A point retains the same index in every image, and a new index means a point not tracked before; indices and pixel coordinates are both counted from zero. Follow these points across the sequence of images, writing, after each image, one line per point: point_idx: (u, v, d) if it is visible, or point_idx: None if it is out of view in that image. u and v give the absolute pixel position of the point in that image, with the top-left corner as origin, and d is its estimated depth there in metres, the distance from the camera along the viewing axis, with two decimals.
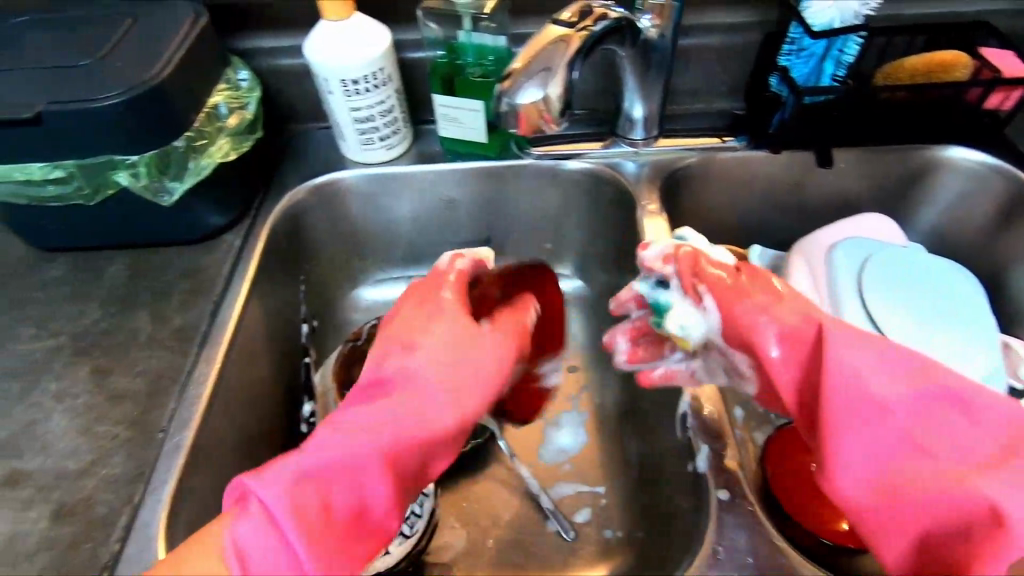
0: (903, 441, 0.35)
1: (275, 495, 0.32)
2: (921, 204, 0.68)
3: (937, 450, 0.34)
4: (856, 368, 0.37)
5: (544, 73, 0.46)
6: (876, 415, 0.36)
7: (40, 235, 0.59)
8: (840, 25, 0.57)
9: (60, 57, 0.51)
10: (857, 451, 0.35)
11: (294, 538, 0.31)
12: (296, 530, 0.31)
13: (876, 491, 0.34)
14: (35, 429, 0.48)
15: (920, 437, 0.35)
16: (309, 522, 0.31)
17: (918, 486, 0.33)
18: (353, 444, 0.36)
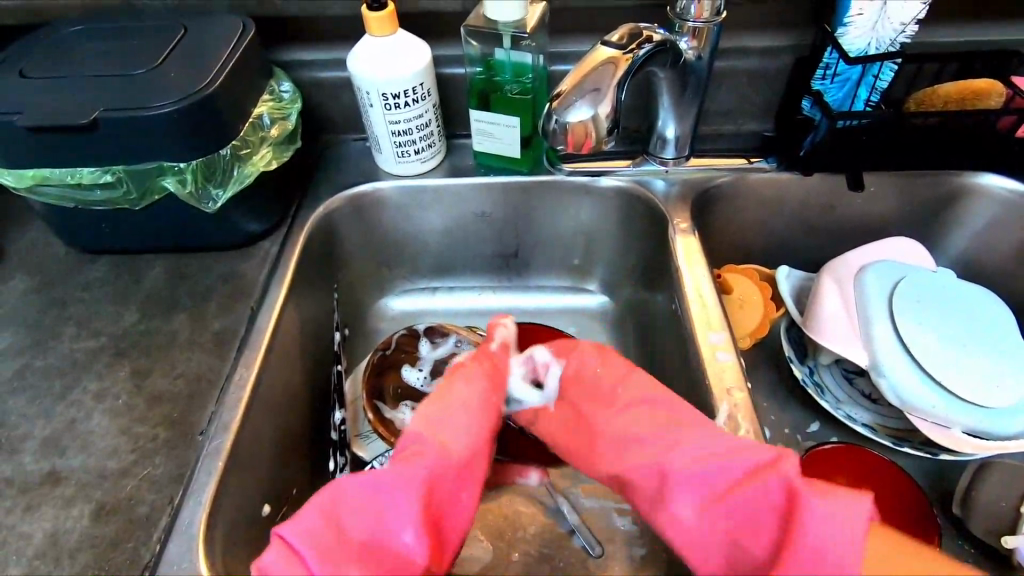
0: (718, 505, 0.38)
1: (302, 537, 0.34)
2: (949, 230, 0.69)
3: (733, 509, 0.37)
4: (693, 449, 0.41)
5: (594, 93, 0.47)
6: (686, 481, 0.40)
7: (83, 237, 0.60)
8: (875, 51, 0.58)
9: (115, 66, 0.53)
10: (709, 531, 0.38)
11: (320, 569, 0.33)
12: (317, 560, 0.33)
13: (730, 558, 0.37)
14: (76, 428, 0.48)
15: (723, 495, 0.38)
16: (336, 558, 0.34)
17: (748, 546, 0.36)
18: (377, 496, 0.37)
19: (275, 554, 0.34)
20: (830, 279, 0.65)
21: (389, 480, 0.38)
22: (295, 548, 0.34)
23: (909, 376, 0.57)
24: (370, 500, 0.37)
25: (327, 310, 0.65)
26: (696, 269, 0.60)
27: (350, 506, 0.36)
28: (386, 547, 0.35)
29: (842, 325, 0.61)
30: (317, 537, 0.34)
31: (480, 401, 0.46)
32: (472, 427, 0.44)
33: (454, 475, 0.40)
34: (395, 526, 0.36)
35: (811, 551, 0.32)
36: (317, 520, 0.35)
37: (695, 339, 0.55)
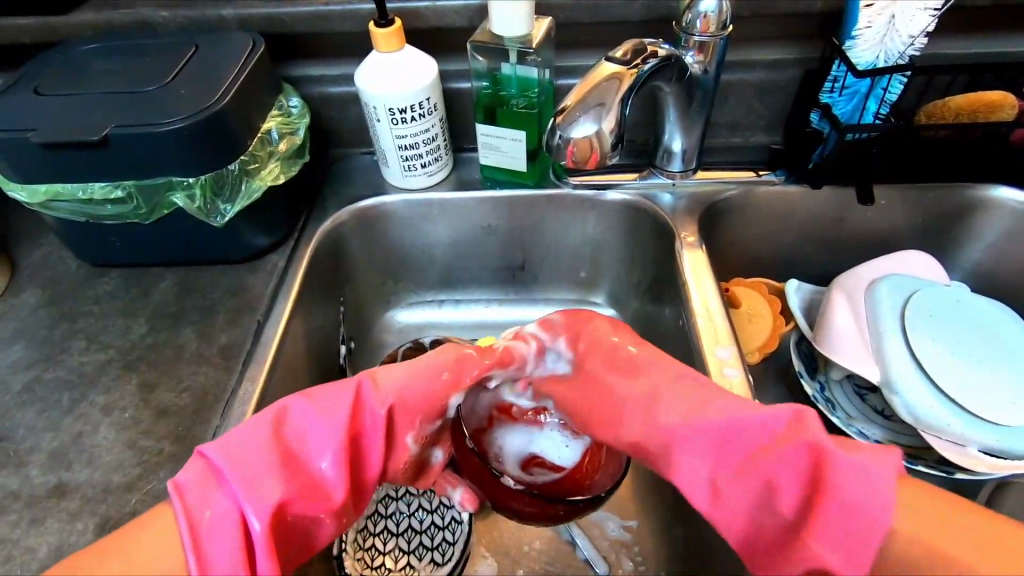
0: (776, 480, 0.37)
1: (219, 456, 0.36)
2: (963, 242, 0.68)
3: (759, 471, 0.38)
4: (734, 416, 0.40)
5: (598, 108, 0.47)
6: (698, 443, 0.41)
7: (94, 251, 0.61)
8: (884, 64, 0.57)
9: (127, 83, 0.54)
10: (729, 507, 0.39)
11: (234, 488, 0.35)
12: (235, 480, 0.35)
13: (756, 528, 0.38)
14: (84, 441, 0.49)
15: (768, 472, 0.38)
16: (250, 477, 0.36)
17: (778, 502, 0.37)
18: (304, 429, 0.40)
19: (193, 472, 0.36)
20: (840, 293, 0.64)
21: (318, 416, 0.40)
22: (211, 461, 0.36)
23: (922, 392, 0.55)
24: (298, 426, 0.40)
25: (333, 322, 0.65)
26: (704, 284, 0.59)
27: (276, 435, 0.39)
28: (301, 461, 0.39)
29: (852, 339, 0.60)
30: (234, 453, 0.37)
31: (430, 366, 0.45)
32: (409, 385, 0.44)
33: (378, 414, 0.42)
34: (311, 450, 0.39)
35: (835, 518, 0.34)
36: (239, 441, 0.38)
37: (702, 354, 0.54)
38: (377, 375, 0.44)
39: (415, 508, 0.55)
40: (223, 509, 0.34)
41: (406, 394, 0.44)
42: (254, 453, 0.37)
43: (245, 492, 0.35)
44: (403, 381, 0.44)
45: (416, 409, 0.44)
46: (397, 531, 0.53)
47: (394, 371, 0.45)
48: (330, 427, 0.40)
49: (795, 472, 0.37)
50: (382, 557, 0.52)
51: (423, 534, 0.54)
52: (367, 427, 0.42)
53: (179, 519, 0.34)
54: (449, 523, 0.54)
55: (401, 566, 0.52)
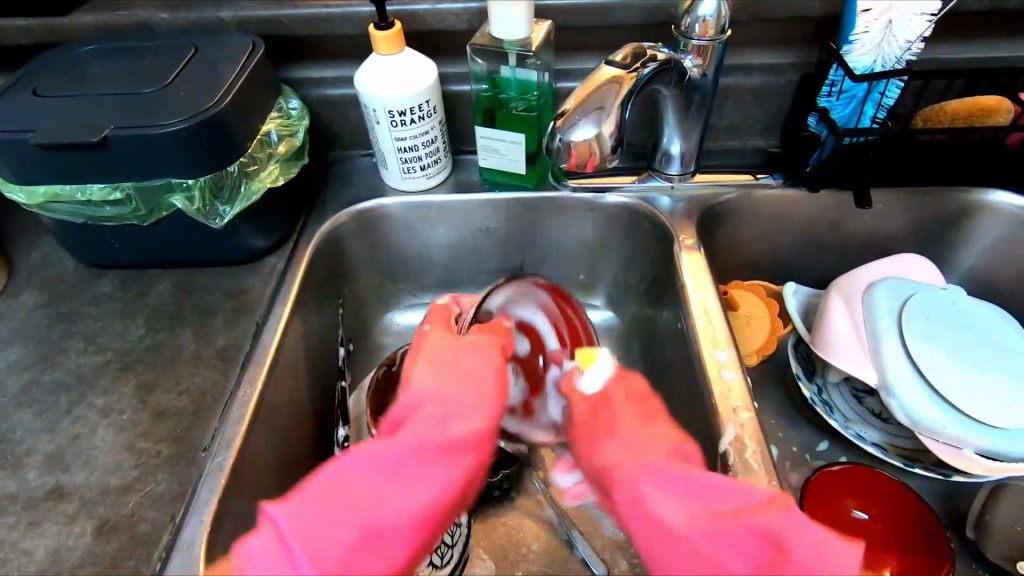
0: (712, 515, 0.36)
1: (287, 524, 0.34)
2: (959, 246, 0.68)
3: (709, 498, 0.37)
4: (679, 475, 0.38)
5: (598, 112, 0.48)
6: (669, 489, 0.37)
7: (92, 252, 0.60)
8: (881, 69, 0.58)
9: (126, 85, 0.54)
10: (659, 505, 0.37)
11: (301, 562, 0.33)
12: (301, 552, 0.33)
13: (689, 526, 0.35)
14: (81, 443, 0.49)
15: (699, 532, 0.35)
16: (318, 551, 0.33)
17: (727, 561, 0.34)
18: (370, 484, 0.36)
19: (262, 539, 0.34)
20: (837, 296, 0.64)
21: (388, 458, 0.37)
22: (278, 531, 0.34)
23: (919, 395, 0.56)
24: (382, 474, 0.36)
25: (331, 324, 0.65)
26: (702, 287, 0.60)
27: (329, 489, 0.36)
28: (377, 537, 0.35)
29: (850, 342, 0.60)
30: (301, 521, 0.34)
31: (493, 378, 0.43)
32: (467, 388, 0.41)
33: (446, 464, 0.38)
34: (387, 519, 0.35)
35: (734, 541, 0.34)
36: (305, 514, 0.34)
37: (700, 357, 0.54)
38: (444, 387, 0.41)
39: None
40: None
41: (477, 425, 0.40)
42: (333, 523, 0.34)
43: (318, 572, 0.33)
44: (459, 394, 0.41)
45: (491, 426, 0.41)
46: None
47: (456, 390, 0.41)
48: (400, 471, 0.37)
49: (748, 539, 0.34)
50: None
51: None
52: (448, 450, 0.38)
53: None
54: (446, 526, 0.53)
55: None
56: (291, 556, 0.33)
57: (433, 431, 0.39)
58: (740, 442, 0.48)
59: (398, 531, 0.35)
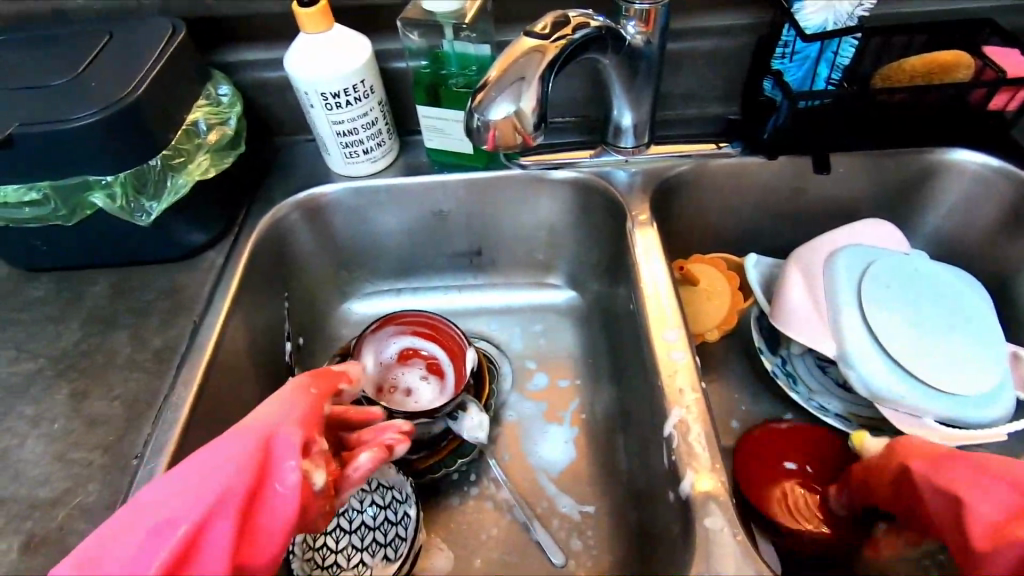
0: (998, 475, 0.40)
1: (81, 553, 0.34)
2: (924, 208, 0.66)
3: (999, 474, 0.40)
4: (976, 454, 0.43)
5: (516, 85, 0.45)
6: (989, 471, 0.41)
7: (20, 255, 0.58)
8: (834, 27, 0.55)
9: (35, 78, 0.51)
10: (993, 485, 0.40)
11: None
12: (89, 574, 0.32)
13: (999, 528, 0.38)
14: (10, 456, 0.47)
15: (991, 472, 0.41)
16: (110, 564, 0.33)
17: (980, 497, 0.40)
18: (156, 504, 0.35)
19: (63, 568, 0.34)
20: (797, 266, 0.62)
21: (177, 472, 0.37)
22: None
23: (877, 365, 0.55)
24: (177, 485, 0.36)
25: (280, 318, 0.63)
26: (654, 262, 0.58)
27: (139, 510, 0.35)
28: (169, 533, 0.33)
29: (808, 314, 0.59)
30: (87, 558, 0.33)
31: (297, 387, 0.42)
32: (288, 408, 0.40)
33: (233, 441, 0.38)
34: (168, 518, 0.34)
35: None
36: (114, 528, 0.35)
37: (650, 337, 0.53)
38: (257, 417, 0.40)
39: (368, 505, 0.53)
40: None
41: (282, 424, 0.39)
42: (131, 532, 0.34)
43: None
44: (272, 416, 0.40)
45: (311, 422, 0.40)
46: (350, 529, 0.52)
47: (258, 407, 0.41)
48: (184, 471, 0.37)
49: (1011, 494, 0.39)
50: (334, 557, 0.51)
51: (376, 531, 0.52)
52: (250, 459, 0.37)
53: None
54: (400, 518, 0.53)
55: (353, 564, 0.51)
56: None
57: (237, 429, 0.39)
58: (686, 424, 0.47)
59: (214, 508, 0.35)
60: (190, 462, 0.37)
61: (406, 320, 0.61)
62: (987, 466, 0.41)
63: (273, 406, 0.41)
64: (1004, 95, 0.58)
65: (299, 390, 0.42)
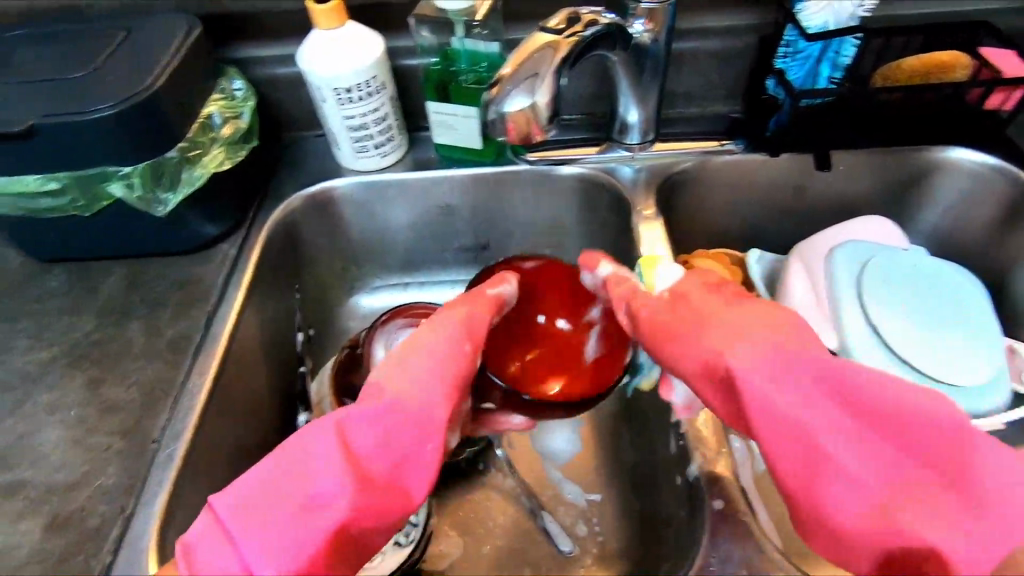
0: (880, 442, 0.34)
1: (222, 506, 0.33)
2: (922, 205, 0.68)
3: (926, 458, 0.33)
4: (779, 404, 0.35)
5: (531, 80, 0.46)
6: (869, 445, 0.34)
7: (36, 246, 0.59)
8: (835, 27, 0.56)
9: (55, 70, 0.52)
10: (857, 461, 0.34)
11: (240, 545, 0.31)
12: (243, 538, 0.31)
13: (878, 506, 0.33)
14: (29, 441, 0.48)
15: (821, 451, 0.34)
16: (258, 526, 0.32)
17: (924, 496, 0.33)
18: (315, 456, 0.34)
19: (203, 523, 0.32)
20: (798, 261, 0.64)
21: (339, 419, 0.36)
22: (219, 521, 0.32)
23: (877, 356, 0.56)
24: (326, 455, 0.34)
25: (291, 311, 0.64)
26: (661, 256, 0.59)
27: (270, 475, 0.34)
28: (322, 512, 0.33)
29: (810, 307, 0.60)
30: (250, 510, 0.32)
31: (451, 342, 0.43)
32: (436, 375, 0.41)
33: (392, 412, 0.38)
34: (324, 495, 0.33)
35: (1001, 472, 0.33)
36: (253, 487, 0.33)
37: None
38: (393, 378, 0.40)
39: None
40: (226, 565, 0.31)
41: (430, 391, 0.40)
42: (272, 498, 0.33)
43: (252, 549, 0.31)
44: (424, 385, 0.40)
45: (455, 383, 0.41)
46: None
47: (410, 364, 0.41)
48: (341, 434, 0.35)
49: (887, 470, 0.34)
50: None
51: None
52: (397, 426, 0.37)
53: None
54: None
55: None
56: (229, 534, 0.32)
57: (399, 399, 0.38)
58: (693, 411, 0.48)
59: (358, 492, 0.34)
60: (346, 424, 0.36)
61: (416, 312, 0.62)
62: (902, 426, 0.34)
63: (429, 359, 0.41)
64: (1000, 94, 0.59)
65: (453, 326, 0.44)
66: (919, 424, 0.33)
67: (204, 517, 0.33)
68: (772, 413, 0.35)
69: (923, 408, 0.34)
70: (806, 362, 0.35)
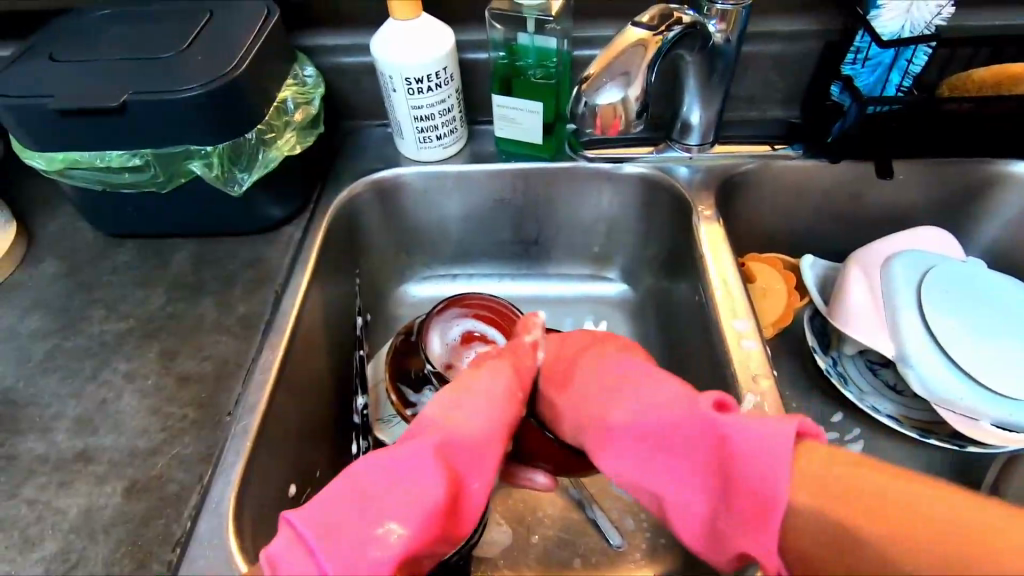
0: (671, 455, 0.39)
1: (304, 524, 0.33)
2: (981, 218, 0.67)
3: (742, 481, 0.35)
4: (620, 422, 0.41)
5: (624, 76, 0.47)
6: (632, 447, 0.40)
7: (110, 220, 0.61)
8: (910, 34, 0.56)
9: (143, 50, 0.53)
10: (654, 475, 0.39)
11: (325, 559, 0.32)
12: (325, 551, 0.32)
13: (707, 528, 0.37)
14: (108, 407, 0.49)
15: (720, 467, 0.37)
16: (344, 548, 0.32)
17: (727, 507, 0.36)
18: (397, 474, 0.36)
19: (285, 539, 0.33)
20: (855, 268, 0.64)
21: (422, 447, 0.38)
22: (299, 535, 0.33)
23: (937, 366, 0.56)
24: (390, 476, 0.36)
25: (348, 295, 0.65)
26: (721, 257, 0.59)
27: (354, 489, 0.35)
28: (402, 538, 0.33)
29: (868, 315, 0.60)
30: (329, 527, 0.33)
31: (502, 389, 0.45)
32: (487, 411, 0.43)
33: (462, 448, 0.39)
34: (395, 518, 0.34)
35: (752, 479, 0.35)
36: (336, 509, 0.34)
37: (719, 327, 0.55)
38: (454, 418, 0.41)
39: None
40: None
41: (488, 427, 0.42)
42: (353, 514, 0.34)
43: (337, 566, 0.32)
44: (478, 414, 0.42)
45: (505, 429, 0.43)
46: None
47: (471, 401, 0.43)
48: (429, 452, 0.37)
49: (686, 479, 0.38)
50: None
51: None
52: (463, 453, 0.39)
53: None
54: None
55: None
56: (314, 554, 0.32)
57: (454, 433, 0.40)
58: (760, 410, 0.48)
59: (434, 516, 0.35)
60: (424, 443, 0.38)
61: (470, 302, 0.63)
62: (674, 440, 0.39)
63: (482, 401, 0.43)
64: None
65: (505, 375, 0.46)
66: (672, 426, 0.39)
67: (284, 533, 0.33)
68: (622, 431, 0.41)
69: (664, 417, 0.39)
70: (654, 391, 0.41)
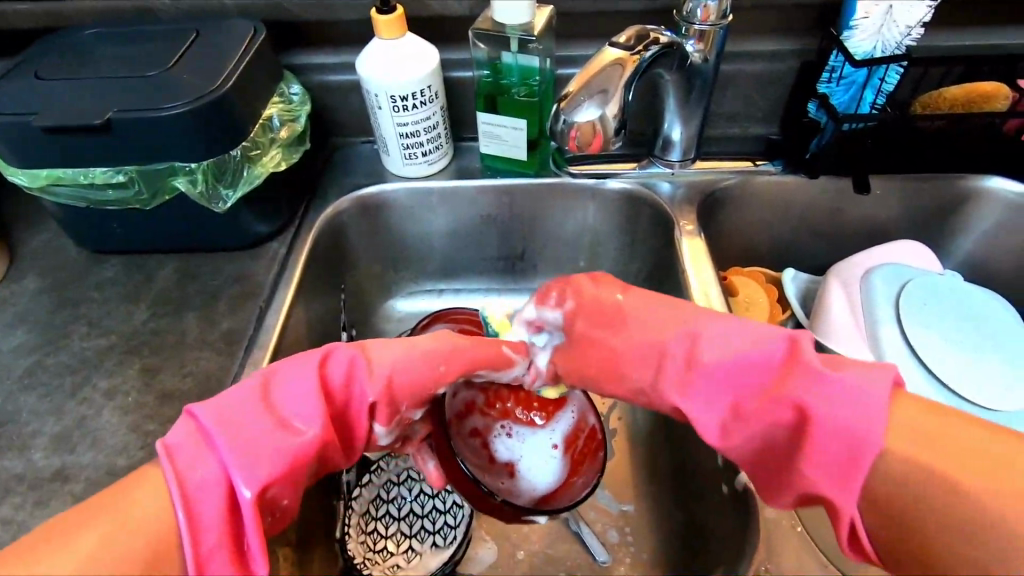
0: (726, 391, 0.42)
1: (207, 417, 0.36)
2: (958, 232, 0.69)
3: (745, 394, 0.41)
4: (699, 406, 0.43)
5: (602, 94, 0.48)
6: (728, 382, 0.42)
7: (95, 236, 0.60)
8: (882, 55, 0.58)
9: (129, 68, 0.54)
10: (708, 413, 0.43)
11: (223, 448, 0.35)
12: (223, 441, 0.35)
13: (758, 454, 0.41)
14: (88, 424, 0.49)
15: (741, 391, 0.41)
16: (239, 439, 0.36)
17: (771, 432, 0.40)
18: (294, 389, 0.40)
19: (183, 432, 0.36)
20: (836, 282, 0.65)
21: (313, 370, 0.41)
22: (200, 426, 0.36)
23: (915, 377, 0.57)
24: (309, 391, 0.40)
25: (334, 311, 0.65)
26: (703, 271, 0.60)
27: (261, 396, 0.39)
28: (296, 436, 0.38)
29: (847, 327, 0.61)
30: (233, 420, 0.37)
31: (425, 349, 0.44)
32: (411, 364, 0.44)
33: (366, 382, 0.43)
34: (300, 418, 0.39)
35: (830, 420, 0.36)
36: (236, 404, 0.38)
37: None
38: (374, 355, 0.44)
39: (417, 493, 0.55)
40: (205, 471, 0.34)
41: (405, 376, 0.43)
42: (257, 415, 0.38)
43: (232, 455, 0.35)
44: (401, 366, 0.43)
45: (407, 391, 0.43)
46: (400, 515, 0.54)
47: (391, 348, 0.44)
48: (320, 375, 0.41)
49: (770, 426, 0.40)
50: (384, 541, 0.52)
51: (424, 518, 0.54)
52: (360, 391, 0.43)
53: (167, 476, 0.33)
54: (449, 508, 0.54)
55: (403, 549, 0.52)
56: (212, 442, 0.36)
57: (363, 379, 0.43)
58: None
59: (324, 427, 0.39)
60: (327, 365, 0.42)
61: (456, 317, 0.63)
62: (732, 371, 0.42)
63: (401, 351, 0.44)
64: None
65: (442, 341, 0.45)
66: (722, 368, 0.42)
67: (185, 425, 0.36)
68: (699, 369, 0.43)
69: (745, 355, 0.41)
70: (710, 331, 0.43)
